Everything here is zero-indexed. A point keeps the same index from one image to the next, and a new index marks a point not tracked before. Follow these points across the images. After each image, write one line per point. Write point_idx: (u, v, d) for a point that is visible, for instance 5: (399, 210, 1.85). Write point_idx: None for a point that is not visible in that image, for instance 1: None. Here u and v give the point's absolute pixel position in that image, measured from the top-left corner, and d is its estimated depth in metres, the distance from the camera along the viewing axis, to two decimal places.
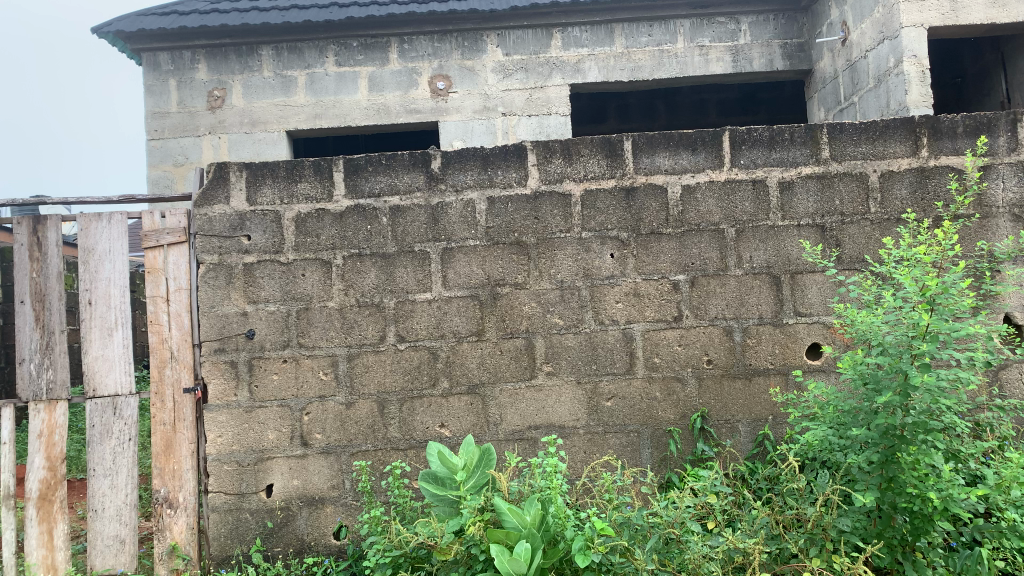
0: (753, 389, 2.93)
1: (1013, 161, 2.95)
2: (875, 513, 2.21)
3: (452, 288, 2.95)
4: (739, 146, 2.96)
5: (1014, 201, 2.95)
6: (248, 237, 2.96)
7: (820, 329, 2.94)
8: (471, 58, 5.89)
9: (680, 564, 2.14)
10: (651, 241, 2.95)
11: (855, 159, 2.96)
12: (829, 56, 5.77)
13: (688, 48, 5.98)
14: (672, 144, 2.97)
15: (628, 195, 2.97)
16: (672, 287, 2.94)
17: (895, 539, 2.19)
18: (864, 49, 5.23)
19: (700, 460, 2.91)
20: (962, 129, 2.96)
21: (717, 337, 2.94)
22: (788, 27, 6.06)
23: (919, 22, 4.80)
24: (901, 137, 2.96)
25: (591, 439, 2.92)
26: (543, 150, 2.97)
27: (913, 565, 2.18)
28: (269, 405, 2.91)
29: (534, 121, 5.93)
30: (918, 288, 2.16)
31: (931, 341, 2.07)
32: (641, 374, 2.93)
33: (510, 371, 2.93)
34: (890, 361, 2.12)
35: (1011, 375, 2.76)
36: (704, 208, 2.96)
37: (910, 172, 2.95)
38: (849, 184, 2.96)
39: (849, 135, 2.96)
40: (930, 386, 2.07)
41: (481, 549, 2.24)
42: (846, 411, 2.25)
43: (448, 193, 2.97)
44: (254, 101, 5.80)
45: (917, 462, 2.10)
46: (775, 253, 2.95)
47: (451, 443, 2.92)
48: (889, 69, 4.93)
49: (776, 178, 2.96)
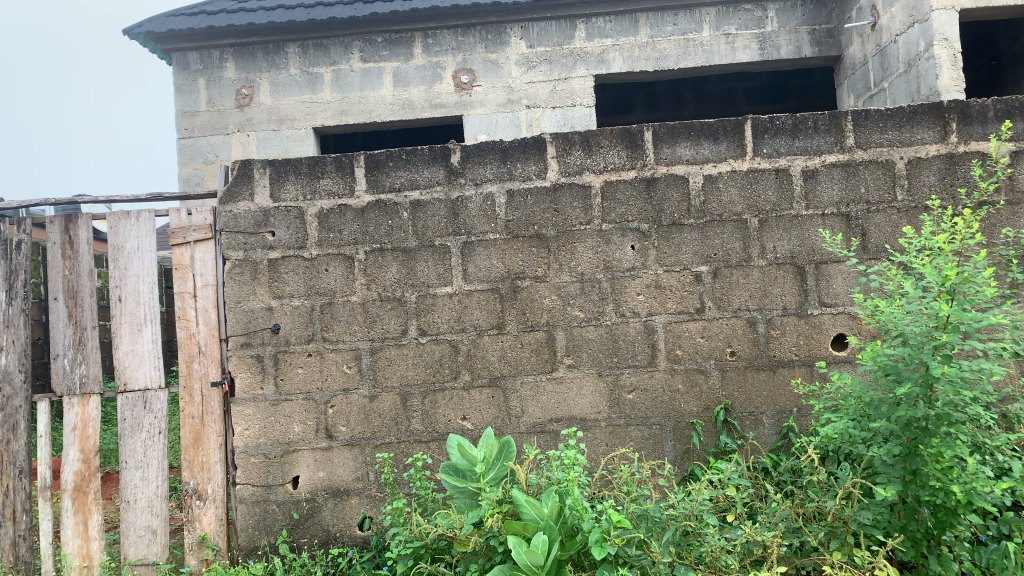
0: (776, 380, 2.90)
1: None
2: (898, 506, 2.17)
3: (473, 281, 2.96)
4: (761, 134, 2.93)
5: None
6: (272, 233, 3.00)
7: (846, 320, 2.90)
8: (494, 51, 5.88)
9: (698, 557, 2.13)
10: (673, 232, 2.93)
11: (881, 146, 2.90)
12: (859, 42, 5.66)
13: (714, 36, 5.91)
14: (693, 134, 2.94)
15: (649, 187, 2.95)
16: (694, 279, 2.92)
17: (920, 533, 2.15)
18: (894, 33, 5.12)
19: (723, 452, 2.88)
20: (992, 114, 2.89)
21: (740, 328, 2.91)
22: (817, 13, 5.95)
23: (951, 4, 4.68)
24: (928, 122, 2.89)
25: (612, 432, 2.91)
26: (563, 142, 2.96)
27: (938, 559, 2.14)
28: (294, 398, 2.96)
29: (558, 113, 5.92)
30: (939, 278, 2.12)
31: (953, 332, 2.03)
32: (664, 366, 2.91)
33: (532, 363, 2.93)
34: (911, 352, 2.08)
35: None
36: (726, 199, 2.93)
37: (938, 159, 2.89)
38: (874, 171, 2.90)
39: (875, 122, 2.90)
40: (952, 378, 2.02)
41: (499, 541, 2.26)
42: (868, 403, 2.21)
43: (468, 186, 2.98)
44: (281, 98, 5.86)
45: (940, 454, 2.06)
46: (799, 243, 2.91)
47: (473, 435, 2.94)
48: (919, 53, 4.82)
49: (800, 166, 2.92)
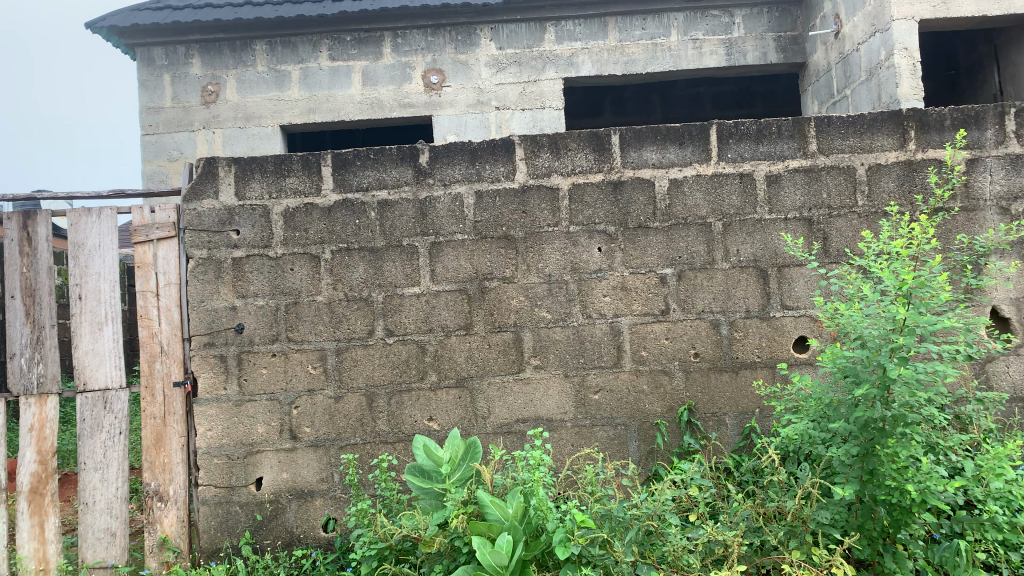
0: (739, 382, 2.94)
1: (1000, 154, 2.95)
2: (856, 505, 2.21)
3: (441, 282, 2.96)
4: (726, 139, 2.97)
5: (1001, 193, 2.95)
6: (237, 232, 2.97)
7: (807, 322, 2.95)
8: (464, 52, 5.89)
9: (660, 556, 2.16)
10: (639, 235, 2.96)
11: (842, 152, 2.96)
12: (823, 49, 5.76)
13: (682, 42, 5.97)
14: (660, 138, 2.97)
15: (615, 190, 2.97)
16: (660, 281, 2.95)
17: (876, 531, 2.20)
18: (856, 42, 5.22)
19: (686, 452, 2.92)
20: (949, 122, 2.96)
21: (704, 330, 2.95)
22: (783, 20, 6.04)
23: (911, 14, 4.79)
24: (888, 130, 2.96)
25: (578, 432, 2.93)
26: (531, 144, 2.98)
27: (893, 556, 2.19)
28: (258, 399, 2.93)
29: (528, 115, 5.94)
30: (897, 282, 2.17)
31: (909, 335, 2.07)
32: (629, 367, 2.94)
33: (498, 364, 2.94)
34: (869, 354, 2.12)
35: (998, 367, 2.88)
36: (691, 203, 2.97)
37: (897, 166, 2.96)
38: (835, 177, 2.96)
39: (836, 128, 2.96)
40: (908, 379, 2.07)
41: (464, 542, 2.26)
42: (827, 404, 2.26)
43: (436, 186, 2.98)
44: (248, 96, 5.80)
45: (895, 454, 2.11)
46: (762, 247, 2.95)
47: (439, 436, 2.94)
48: (880, 62, 4.92)
49: (763, 172, 2.96)
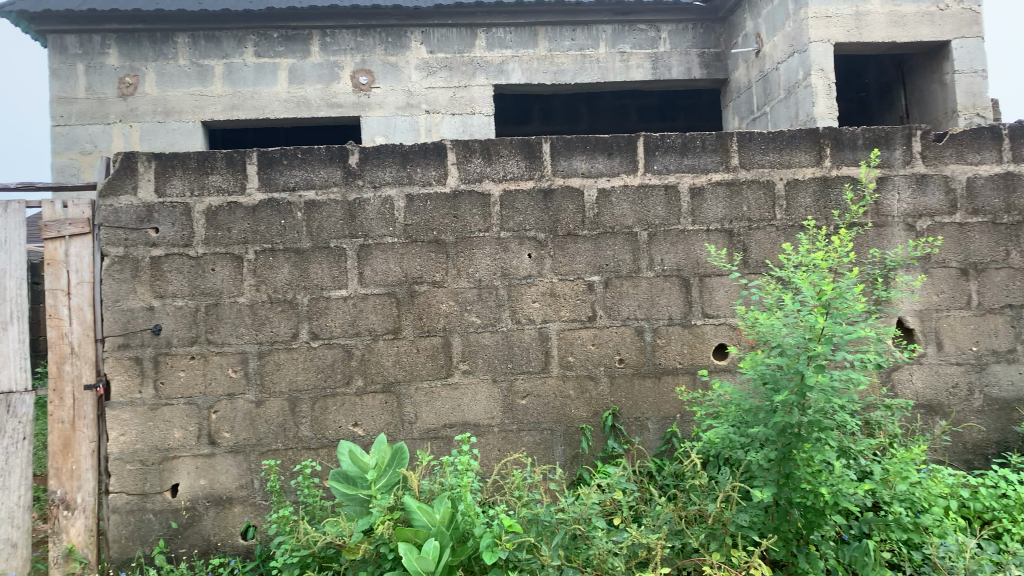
0: (662, 388, 3.00)
1: (907, 173, 3.12)
2: (772, 508, 2.29)
3: (368, 285, 2.92)
4: (653, 151, 3.04)
5: (908, 211, 3.11)
6: (156, 230, 2.87)
7: (727, 331, 3.04)
8: (394, 54, 5.84)
9: (586, 560, 2.17)
10: (568, 242, 3.00)
11: (762, 167, 3.07)
12: (744, 67, 5.96)
13: (610, 54, 6.08)
14: (589, 148, 3.02)
15: (546, 198, 3.00)
16: (587, 288, 2.99)
17: (791, 533, 2.28)
18: (776, 61, 5.43)
19: (610, 457, 2.96)
20: (861, 142, 3.11)
21: (629, 337, 3.00)
22: (706, 37, 6.23)
23: (827, 37, 5.01)
24: (805, 147, 3.08)
25: (505, 437, 2.94)
26: (463, 149, 2.98)
27: (806, 557, 2.28)
28: (175, 403, 2.83)
29: (458, 120, 5.93)
30: (816, 293, 2.27)
31: (826, 344, 2.17)
32: (556, 373, 2.97)
33: (426, 369, 2.93)
34: (788, 362, 2.20)
35: (902, 375, 3.04)
36: (618, 212, 3.02)
37: (813, 182, 3.09)
38: (755, 191, 3.06)
39: (757, 144, 3.07)
40: (824, 387, 2.16)
41: (390, 547, 2.25)
42: (747, 410, 2.33)
43: (365, 188, 2.95)
44: (168, 89, 5.61)
45: (810, 458, 2.20)
46: (685, 256, 3.03)
47: (364, 442, 2.90)
48: (798, 81, 5.12)
49: (688, 184, 3.04)
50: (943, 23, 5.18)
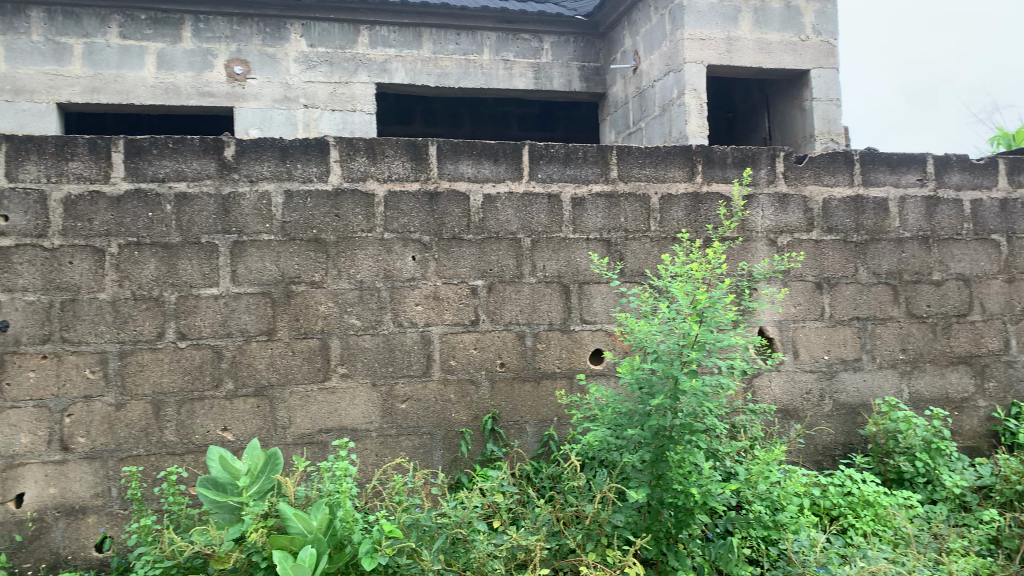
0: (540, 392, 3.06)
1: (771, 192, 3.33)
2: (645, 508, 2.38)
3: (242, 284, 2.81)
4: (537, 160, 3.09)
5: (771, 227, 3.31)
6: (6, 218, 2.65)
7: (603, 336, 3.13)
8: (272, 45, 5.65)
9: (466, 563, 2.17)
10: (451, 246, 3.00)
11: (639, 180, 3.19)
12: (621, 82, 6.17)
13: (493, 60, 6.13)
14: (475, 152, 3.04)
15: (430, 200, 2.99)
16: (470, 292, 3.00)
17: (661, 532, 2.37)
18: (652, 79, 5.65)
19: (489, 460, 2.97)
20: (731, 160, 3.29)
21: (510, 341, 3.04)
22: (587, 51, 6.40)
23: (699, 59, 5.28)
24: (679, 163, 3.23)
25: (383, 442, 2.90)
26: (347, 147, 2.93)
27: (675, 555, 2.39)
28: (23, 406, 2.62)
29: (338, 116, 5.81)
30: (690, 302, 2.40)
31: (699, 350, 2.29)
32: (437, 377, 2.96)
33: (302, 372, 2.84)
34: (663, 367, 2.30)
35: (762, 381, 3.24)
36: (502, 218, 3.05)
37: (686, 196, 3.24)
38: (633, 203, 3.18)
39: (636, 157, 3.18)
40: (696, 391, 2.27)
41: (263, 556, 2.16)
42: (623, 413, 2.41)
43: (242, 182, 2.84)
44: (18, 66, 5.19)
45: (682, 460, 2.30)
46: (566, 264, 3.10)
47: (235, 447, 2.78)
48: (672, 99, 5.36)
49: (569, 193, 3.12)
50: (803, 53, 5.57)
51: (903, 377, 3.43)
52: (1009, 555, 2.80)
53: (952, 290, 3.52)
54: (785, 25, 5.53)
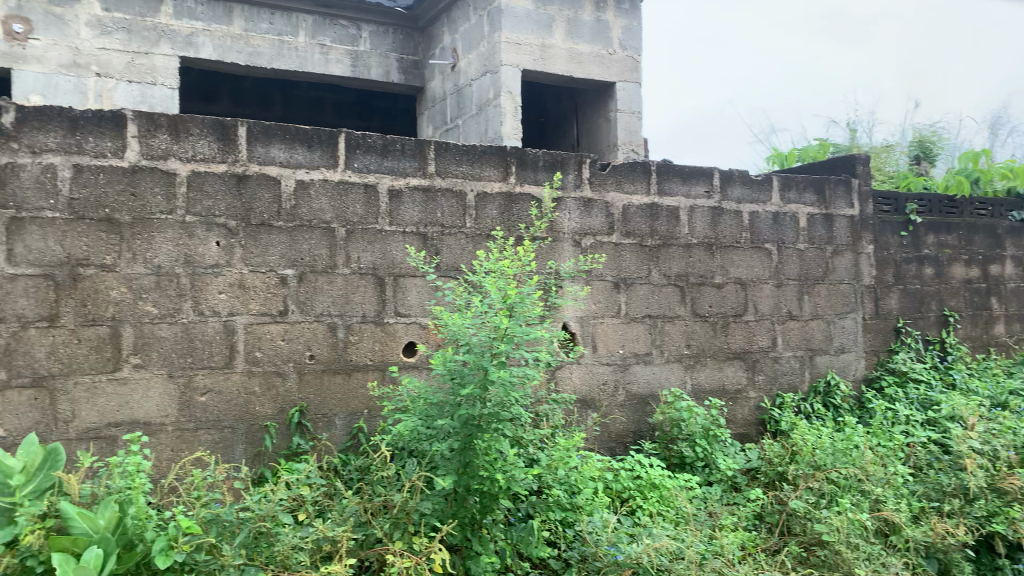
0: (350, 384, 3.03)
1: (578, 196, 3.52)
2: (451, 495, 2.45)
3: (19, 264, 2.56)
4: (353, 149, 3.07)
5: (577, 229, 3.50)
6: None
7: (416, 329, 3.17)
8: (59, 4, 5.12)
9: (268, 557, 2.17)
10: (261, 233, 2.90)
11: (455, 177, 3.25)
12: (439, 78, 6.23)
13: (308, 44, 5.97)
14: (289, 138, 2.96)
15: (239, 184, 2.88)
16: (280, 281, 2.92)
17: (467, 518, 2.46)
18: (469, 78, 5.76)
19: (295, 454, 2.91)
20: (542, 163, 3.44)
21: (320, 333, 2.99)
22: (406, 44, 6.40)
23: (514, 63, 5.45)
24: (494, 162, 3.33)
25: (180, 436, 2.75)
26: (147, 122, 2.75)
27: (478, 540, 2.48)
28: None
29: (135, 88, 5.40)
30: (501, 297, 2.51)
31: (507, 342, 2.40)
32: (241, 368, 2.85)
33: (88, 362, 2.64)
34: (474, 358, 2.38)
35: (564, 373, 3.42)
36: (316, 206, 3.00)
37: (500, 195, 3.34)
38: (448, 199, 3.23)
39: (452, 154, 3.25)
40: (504, 381, 2.37)
41: (39, 560, 1.99)
42: (433, 403, 2.46)
43: (22, 153, 2.59)
44: None
45: (489, 448, 2.39)
46: (380, 256, 3.10)
47: (6, 443, 2.53)
48: (488, 100, 5.50)
49: (386, 185, 3.12)
50: (610, 66, 5.92)
51: (688, 371, 3.75)
52: (769, 528, 3.18)
53: (730, 293, 3.90)
54: (594, 38, 5.84)
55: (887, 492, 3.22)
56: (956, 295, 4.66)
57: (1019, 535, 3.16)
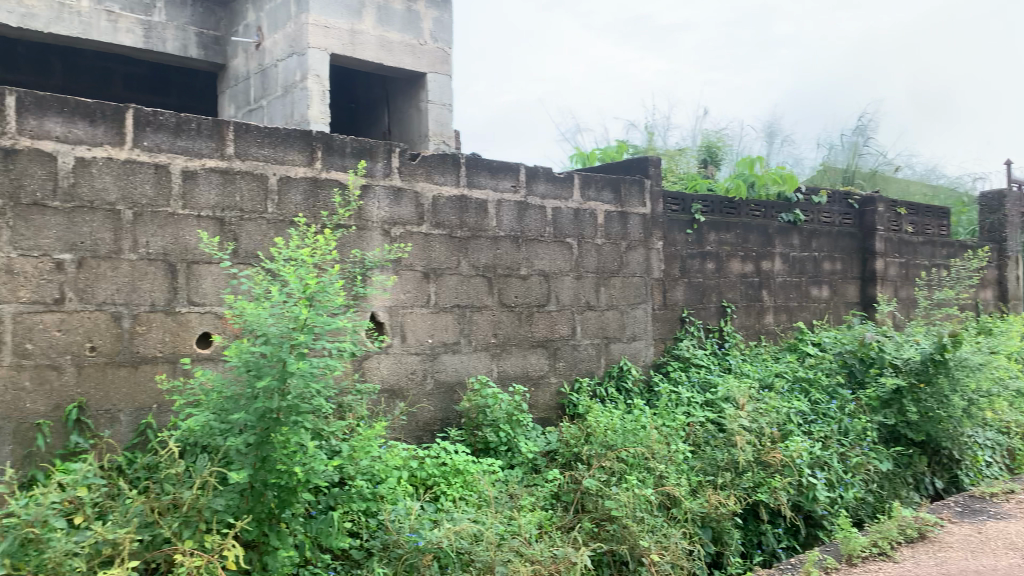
0: (137, 377, 2.83)
1: (386, 184, 3.50)
2: (247, 491, 2.36)
3: None
4: (142, 127, 2.87)
5: (385, 218, 3.49)
6: None
7: (212, 319, 3.03)
8: None
9: (37, 565, 2.02)
10: (32, 214, 2.65)
11: (256, 160, 3.13)
12: (243, 57, 5.96)
13: (94, 10, 5.49)
14: (67, 111, 2.72)
15: (7, 158, 2.61)
16: (55, 266, 2.68)
17: (263, 513, 2.39)
18: (275, 58, 5.55)
19: (72, 454, 2.67)
20: (349, 150, 3.40)
21: (103, 323, 2.78)
22: (206, 18, 6.05)
23: (323, 46, 5.33)
24: (298, 147, 3.25)
25: None
26: None
27: (276, 534, 2.42)
28: None
29: None
30: (301, 286, 2.47)
31: (307, 333, 2.35)
32: (8, 362, 2.58)
33: None
34: (272, 349, 2.31)
35: (371, 364, 3.39)
36: (98, 185, 2.78)
37: (305, 181, 3.26)
38: (249, 183, 3.11)
39: (253, 136, 3.13)
40: (304, 372, 2.32)
41: None
42: (229, 397, 2.37)
43: None
44: None
45: (287, 441, 2.34)
46: (172, 241, 2.93)
47: None
48: (295, 82, 5.34)
49: (180, 166, 2.95)
50: (421, 57, 5.93)
51: (493, 359, 3.86)
52: (565, 506, 3.36)
53: (534, 284, 4.05)
54: (405, 28, 5.83)
55: (669, 468, 3.50)
56: (733, 288, 5.14)
57: (778, 501, 3.56)
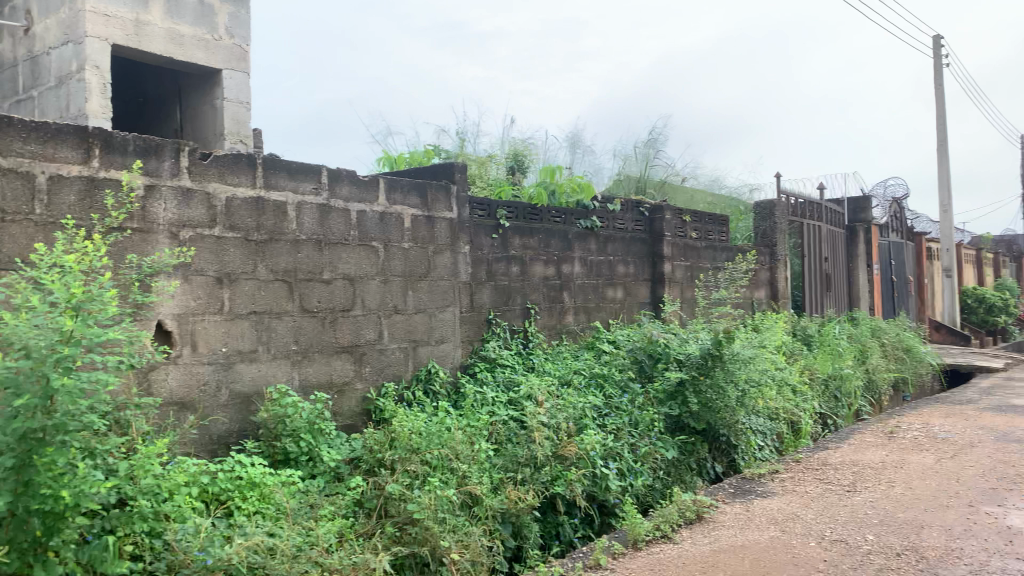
0: None
1: (174, 185, 3.32)
2: (7, 518, 2.17)
3: None
4: None
5: (173, 220, 3.31)
6: None
7: None
8: None
9: None
10: None
11: (21, 157, 2.87)
12: (9, 41, 5.41)
13: None
14: None
15: None
16: None
17: (26, 543, 2.20)
18: (47, 45, 5.10)
19: None
20: (132, 148, 3.19)
21: None
22: None
23: (103, 35, 4.97)
24: (71, 143, 3.01)
25: None
26: None
27: (42, 565, 2.23)
28: None
29: None
30: (66, 295, 2.32)
31: (75, 345, 2.20)
32: None
33: None
34: (32, 364, 2.13)
35: (158, 375, 3.21)
36: None
37: (79, 180, 3.03)
38: (11, 181, 2.84)
39: (17, 130, 2.86)
40: (71, 388, 2.16)
41: None
42: None
43: None
44: None
45: (52, 462, 2.16)
46: None
47: None
48: (70, 73, 4.94)
49: None
50: (216, 52, 5.67)
51: (294, 367, 3.76)
52: (369, 513, 3.34)
53: (338, 289, 4.00)
54: (198, 21, 5.54)
55: (472, 468, 3.58)
56: (535, 290, 5.34)
57: (573, 493, 3.76)
